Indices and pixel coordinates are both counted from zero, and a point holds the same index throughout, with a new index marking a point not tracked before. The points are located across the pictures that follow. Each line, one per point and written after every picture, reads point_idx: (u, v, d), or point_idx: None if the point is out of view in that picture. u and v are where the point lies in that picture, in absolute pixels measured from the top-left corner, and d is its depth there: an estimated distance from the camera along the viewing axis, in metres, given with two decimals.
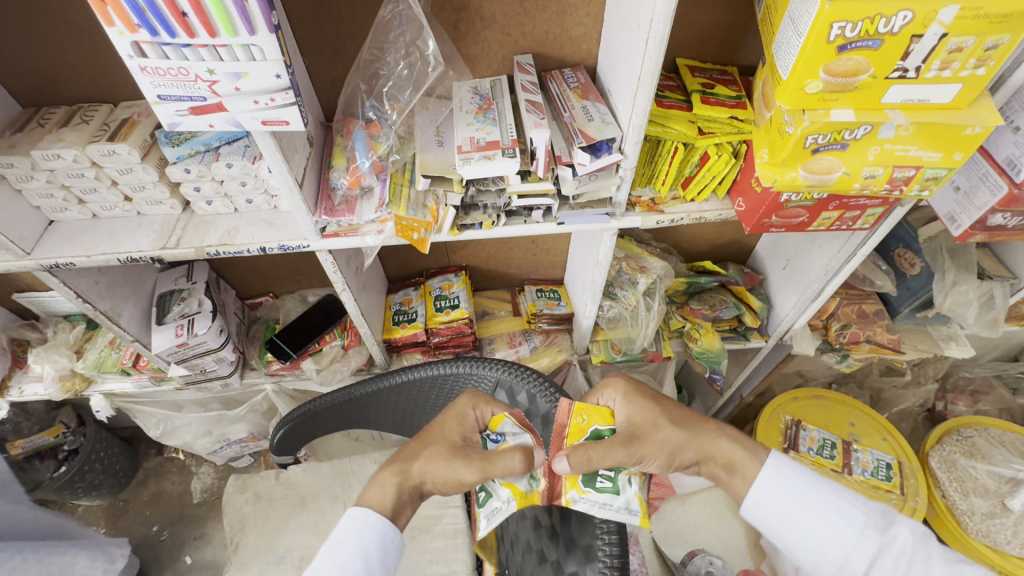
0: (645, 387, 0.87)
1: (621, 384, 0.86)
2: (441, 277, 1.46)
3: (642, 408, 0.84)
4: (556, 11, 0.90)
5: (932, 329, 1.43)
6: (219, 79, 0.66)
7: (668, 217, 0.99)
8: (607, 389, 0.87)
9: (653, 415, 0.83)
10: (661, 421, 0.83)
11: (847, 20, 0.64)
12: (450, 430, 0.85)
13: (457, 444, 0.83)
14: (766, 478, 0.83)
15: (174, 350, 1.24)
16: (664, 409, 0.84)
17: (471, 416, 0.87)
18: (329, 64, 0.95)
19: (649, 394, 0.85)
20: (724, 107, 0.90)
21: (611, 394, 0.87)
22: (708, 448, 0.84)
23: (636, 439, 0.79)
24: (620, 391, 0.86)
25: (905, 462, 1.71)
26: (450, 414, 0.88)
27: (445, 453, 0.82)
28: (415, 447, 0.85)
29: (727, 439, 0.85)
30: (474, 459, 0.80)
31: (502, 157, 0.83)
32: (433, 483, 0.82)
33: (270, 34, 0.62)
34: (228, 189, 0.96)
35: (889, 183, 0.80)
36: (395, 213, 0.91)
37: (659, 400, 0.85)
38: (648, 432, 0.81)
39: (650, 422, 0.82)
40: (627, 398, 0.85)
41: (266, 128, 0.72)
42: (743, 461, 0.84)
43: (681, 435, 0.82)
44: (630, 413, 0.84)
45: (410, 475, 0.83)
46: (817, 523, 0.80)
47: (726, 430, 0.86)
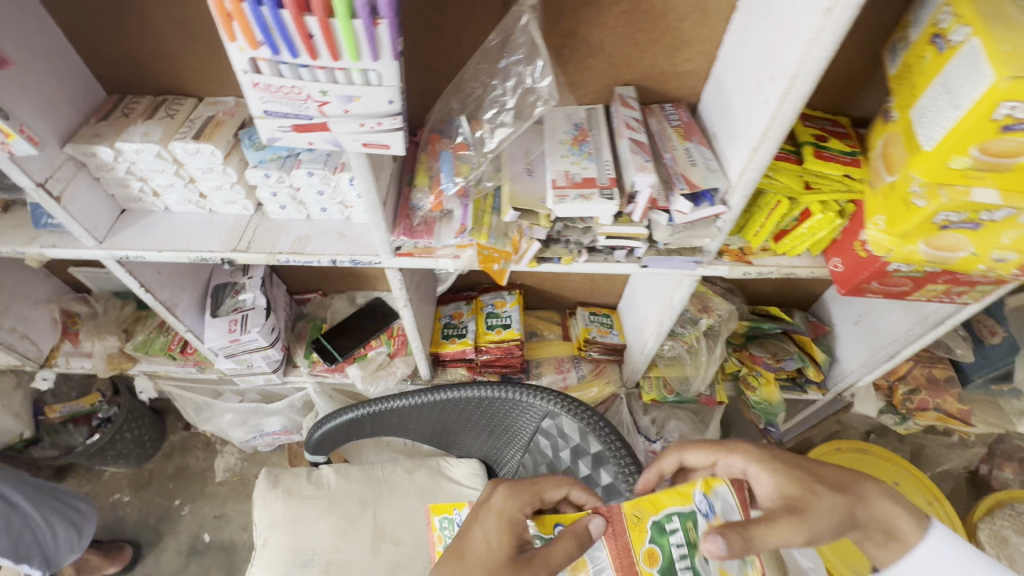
0: (779, 451, 0.74)
1: (751, 449, 0.73)
2: (494, 294, 1.43)
3: (790, 473, 0.70)
4: (667, 45, 0.84)
5: (1003, 402, 1.35)
6: (330, 100, 0.62)
7: (755, 269, 0.94)
8: (731, 454, 0.74)
9: (807, 483, 0.70)
10: (819, 488, 0.69)
11: (1020, 101, 0.57)
12: (500, 544, 0.67)
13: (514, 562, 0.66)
14: (933, 546, 0.73)
15: (225, 345, 1.23)
16: (810, 472, 0.71)
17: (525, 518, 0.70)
18: (422, 77, 0.90)
19: (794, 460, 0.72)
20: (838, 164, 0.84)
21: (741, 462, 0.74)
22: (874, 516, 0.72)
23: (801, 509, 0.66)
24: (752, 458, 0.73)
25: (950, 530, 1.60)
26: (491, 520, 0.70)
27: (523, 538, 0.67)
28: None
29: (892, 501, 0.73)
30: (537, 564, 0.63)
31: (599, 198, 0.79)
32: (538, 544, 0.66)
33: (393, 62, 0.58)
34: (303, 196, 0.94)
35: (1018, 268, 0.74)
36: (476, 241, 0.88)
37: (806, 464, 0.72)
38: (810, 503, 0.67)
39: (808, 490, 0.68)
40: (758, 462, 0.72)
41: (366, 149, 0.69)
42: (908, 528, 0.73)
43: (845, 501, 0.69)
44: (770, 479, 0.70)
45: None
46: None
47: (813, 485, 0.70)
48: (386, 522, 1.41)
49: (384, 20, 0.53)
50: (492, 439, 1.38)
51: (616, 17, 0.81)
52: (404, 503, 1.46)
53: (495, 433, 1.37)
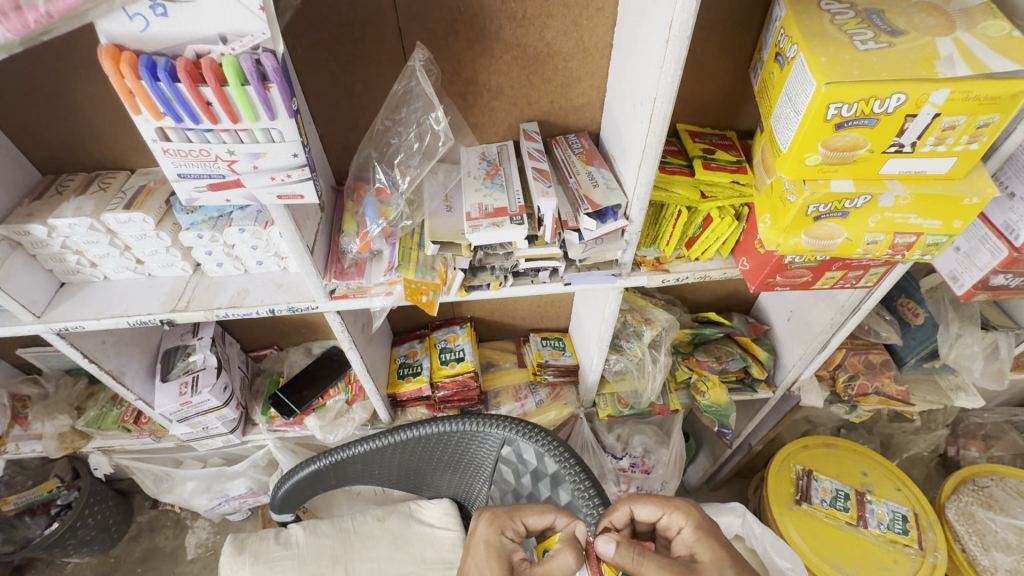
0: (717, 529, 0.78)
1: (694, 513, 0.79)
2: (446, 330, 1.46)
3: (709, 547, 0.75)
4: (560, 83, 0.93)
5: (940, 378, 1.42)
6: (238, 159, 0.68)
7: (673, 276, 1.00)
8: (675, 511, 0.79)
9: (721, 559, 0.73)
10: (729, 567, 0.72)
11: (843, 101, 0.65)
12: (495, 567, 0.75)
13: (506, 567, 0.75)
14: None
15: (177, 409, 1.23)
16: (734, 556, 0.74)
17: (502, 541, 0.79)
18: (341, 132, 0.97)
19: (722, 540, 0.76)
20: (725, 172, 0.92)
21: (679, 520, 0.79)
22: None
23: (695, 572, 0.71)
24: (692, 522, 0.78)
25: (921, 514, 1.58)
26: (483, 551, 0.78)
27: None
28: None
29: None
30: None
31: (510, 224, 0.85)
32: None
33: (289, 119, 0.64)
34: (238, 252, 0.98)
35: (890, 248, 0.81)
36: (404, 276, 0.92)
37: (731, 547, 0.76)
38: (709, 573, 0.71)
39: (716, 563, 0.72)
40: (695, 527, 0.77)
41: (281, 201, 0.74)
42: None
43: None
44: (693, 547, 0.75)
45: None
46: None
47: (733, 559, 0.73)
48: None
49: (273, 83, 0.60)
50: (456, 478, 1.37)
51: (508, 64, 0.90)
52: (376, 553, 1.43)
53: (459, 472, 1.36)
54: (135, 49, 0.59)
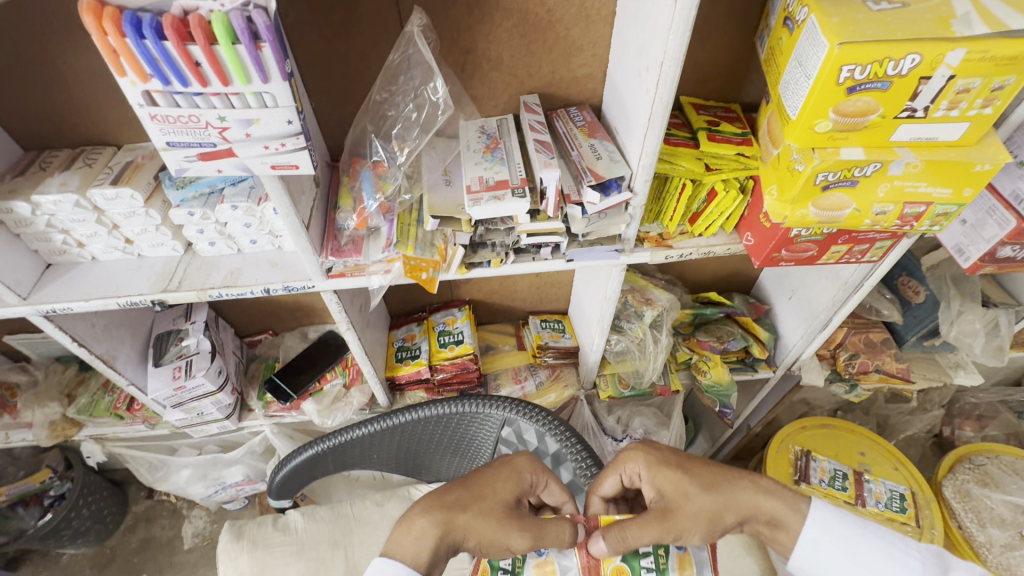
0: (666, 454, 0.84)
1: (643, 456, 0.83)
2: (444, 312, 1.44)
3: (667, 478, 0.81)
4: (561, 52, 0.91)
5: (939, 356, 1.42)
6: (229, 126, 0.65)
7: (676, 252, 0.99)
8: (628, 464, 0.84)
9: (682, 484, 0.80)
10: (691, 489, 0.79)
11: (857, 63, 0.64)
12: (506, 488, 0.80)
13: (510, 507, 0.78)
14: (811, 529, 0.79)
15: (171, 394, 1.20)
16: (691, 475, 0.80)
17: (527, 477, 0.82)
18: (336, 105, 0.95)
19: (673, 461, 0.83)
20: (730, 144, 0.90)
21: (634, 468, 0.83)
22: (750, 508, 0.80)
23: (669, 513, 0.77)
24: (644, 464, 0.82)
25: (918, 493, 1.59)
26: (506, 472, 0.83)
27: (497, 514, 0.76)
28: (462, 495, 0.78)
29: (768, 495, 0.81)
30: (528, 527, 0.76)
31: (512, 198, 0.83)
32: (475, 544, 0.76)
33: (283, 82, 0.61)
34: (231, 230, 0.95)
35: (899, 218, 0.80)
36: (403, 252, 0.90)
37: (684, 465, 0.82)
38: (679, 506, 0.78)
39: (680, 493, 0.79)
40: (650, 468, 0.82)
41: (275, 172, 0.71)
42: (789, 516, 0.80)
43: (715, 500, 0.78)
44: (657, 484, 0.81)
45: (455, 525, 0.75)
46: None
47: (701, 480, 0.80)
48: (359, 561, 1.37)
49: (266, 42, 0.57)
50: (455, 462, 1.36)
51: (508, 32, 0.87)
52: (376, 537, 1.42)
53: (459, 456, 1.35)
54: (118, 5, 0.56)
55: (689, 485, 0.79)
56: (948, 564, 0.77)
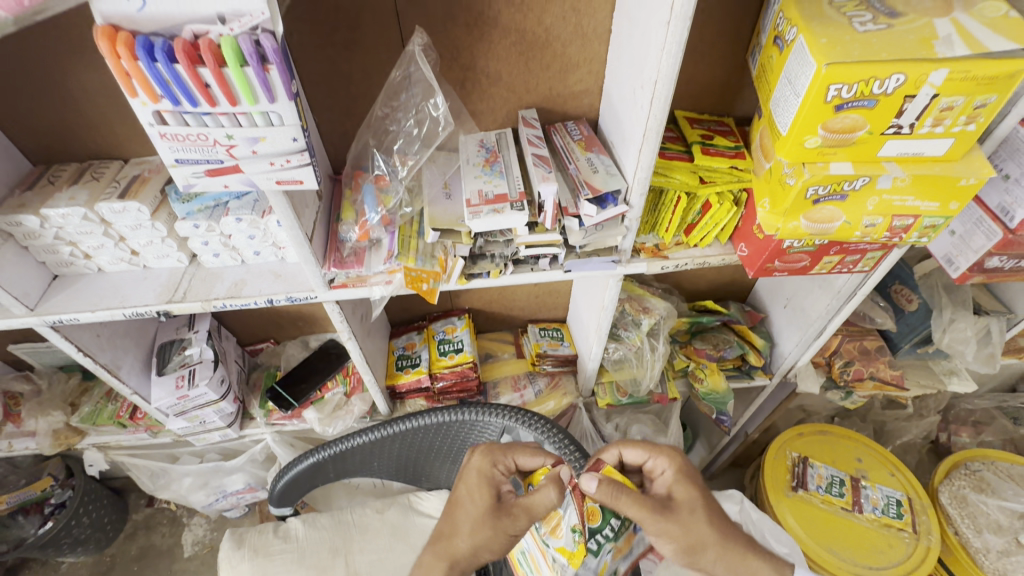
0: (695, 473, 0.83)
1: (678, 459, 0.83)
2: (444, 321, 1.46)
3: (687, 489, 0.80)
4: (559, 69, 0.93)
5: (933, 363, 1.44)
6: (236, 143, 0.67)
7: (672, 263, 1.01)
8: (661, 455, 0.83)
9: (695, 502, 0.79)
10: (699, 510, 0.78)
11: (844, 82, 0.66)
12: (483, 492, 0.82)
13: (500, 511, 0.80)
14: None
15: (174, 403, 1.22)
16: (708, 501, 0.79)
17: (495, 472, 0.85)
18: (339, 120, 0.97)
19: (699, 482, 0.81)
20: (724, 158, 0.93)
21: (664, 463, 0.83)
22: (741, 559, 0.78)
23: (668, 510, 0.76)
24: (674, 466, 0.82)
25: (914, 498, 1.61)
26: (472, 477, 0.84)
27: (486, 518, 0.79)
28: (453, 523, 0.81)
29: (767, 546, 0.81)
30: (518, 515, 0.78)
31: (510, 211, 0.85)
32: (488, 555, 0.79)
33: (289, 102, 0.63)
34: (235, 242, 0.97)
35: (888, 230, 0.82)
36: (404, 264, 0.92)
37: (708, 492, 0.81)
38: (681, 513, 0.77)
39: (690, 504, 0.78)
40: (678, 472, 0.82)
41: (280, 187, 0.73)
42: (782, 572, 0.81)
43: (716, 532, 0.77)
44: (672, 486, 0.81)
45: (456, 548, 0.79)
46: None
47: (711, 513, 0.78)
48: (360, 568, 1.38)
49: (273, 64, 0.60)
50: (455, 469, 1.37)
51: (506, 49, 0.89)
52: (376, 545, 1.43)
53: (458, 463, 1.36)
54: (130, 29, 0.58)
55: (701, 507, 0.78)
56: None
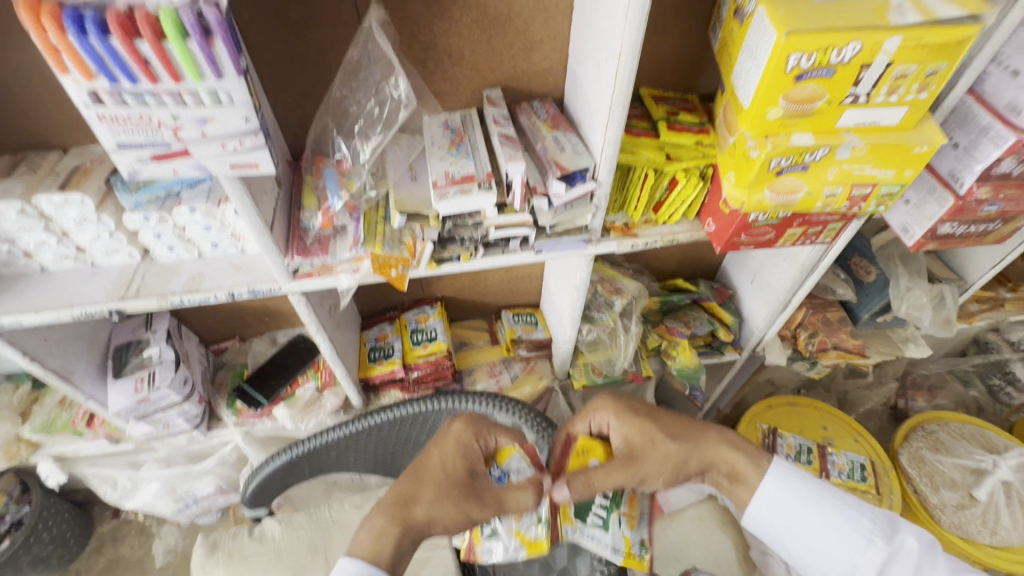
0: (635, 405, 0.91)
1: (611, 406, 0.90)
2: (416, 310, 1.44)
3: (634, 427, 0.87)
4: (522, 47, 0.91)
5: (891, 331, 1.50)
6: (184, 125, 0.63)
7: (642, 241, 1.01)
8: (599, 413, 0.91)
9: (650, 432, 0.87)
10: (660, 438, 0.86)
11: (802, 52, 0.66)
12: (457, 465, 0.82)
13: (465, 482, 0.81)
14: (769, 485, 0.85)
15: (133, 407, 1.16)
16: (658, 424, 0.87)
17: (475, 447, 0.85)
18: (296, 103, 0.93)
19: (641, 412, 0.89)
20: (689, 133, 0.94)
21: (604, 418, 0.90)
22: (710, 459, 0.88)
23: (635, 459, 0.83)
24: (614, 414, 0.89)
25: (877, 462, 1.68)
26: (450, 447, 0.85)
27: (452, 494, 0.79)
28: (415, 489, 0.80)
29: (727, 453, 0.88)
30: (487, 501, 0.80)
31: (478, 191, 0.83)
32: (440, 528, 0.78)
33: (238, 79, 0.60)
34: (191, 234, 0.92)
35: (848, 200, 0.84)
36: (371, 250, 0.89)
37: (653, 415, 0.89)
38: (646, 452, 0.85)
39: (648, 440, 0.85)
40: (619, 416, 0.89)
41: (235, 172, 0.69)
42: (748, 471, 0.87)
43: (680, 449, 0.86)
44: (625, 432, 0.87)
45: (414, 518, 0.78)
46: (825, 529, 0.82)
47: (671, 430, 0.87)
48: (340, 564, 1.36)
49: (218, 38, 0.56)
50: None
51: (467, 26, 0.87)
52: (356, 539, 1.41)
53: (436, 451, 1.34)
54: (56, 1, 0.53)
55: (662, 437, 0.86)
56: (896, 524, 0.82)
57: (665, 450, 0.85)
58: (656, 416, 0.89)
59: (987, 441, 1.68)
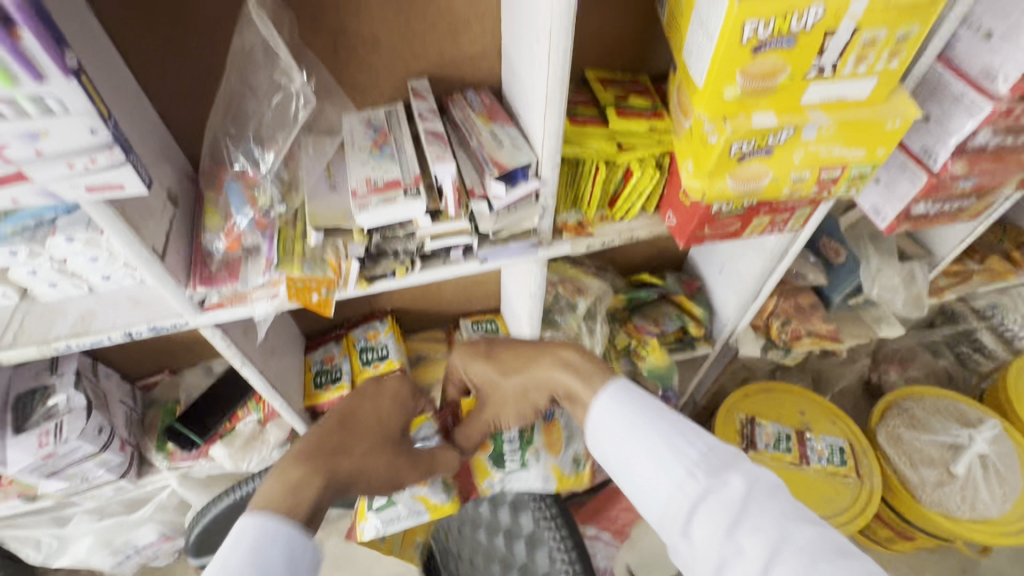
0: (477, 346, 0.94)
1: (457, 356, 0.96)
2: (365, 326, 1.32)
3: (477, 369, 0.95)
4: (447, 29, 0.80)
5: (864, 312, 1.44)
6: (8, 142, 0.50)
7: (598, 240, 0.92)
8: (452, 367, 0.99)
9: (490, 372, 0.93)
10: (501, 374, 0.90)
11: (759, 19, 0.57)
12: (390, 416, 0.87)
13: (393, 439, 0.86)
14: None
15: (38, 464, 1.02)
16: (494, 360, 0.92)
17: (409, 404, 0.92)
18: (189, 107, 0.80)
19: (484, 349, 0.93)
20: (641, 119, 0.84)
21: (457, 366, 0.97)
22: (547, 382, 0.86)
23: (488, 398, 0.95)
24: (461, 359, 0.96)
25: (856, 444, 1.65)
26: (388, 394, 0.90)
27: (378, 448, 0.82)
28: (342, 443, 0.78)
29: None
30: (414, 458, 0.89)
31: (404, 199, 0.72)
32: (366, 483, 0.79)
33: (67, 81, 0.47)
34: (73, 268, 0.78)
35: (817, 184, 0.76)
36: (287, 273, 0.77)
37: (493, 352, 0.93)
38: (494, 390, 0.94)
39: (490, 380, 0.94)
40: (469, 362, 0.94)
41: (93, 195, 0.57)
42: None
43: (518, 380, 0.89)
44: (473, 374, 0.96)
45: (341, 471, 0.75)
46: (647, 458, 0.70)
47: (506, 363, 0.90)
48: None
49: (25, 29, 0.43)
50: None
51: (380, 8, 0.75)
52: None
53: None
54: None
55: (492, 373, 0.93)
56: None
57: (501, 385, 0.92)
58: (494, 348, 0.93)
59: (961, 414, 1.66)
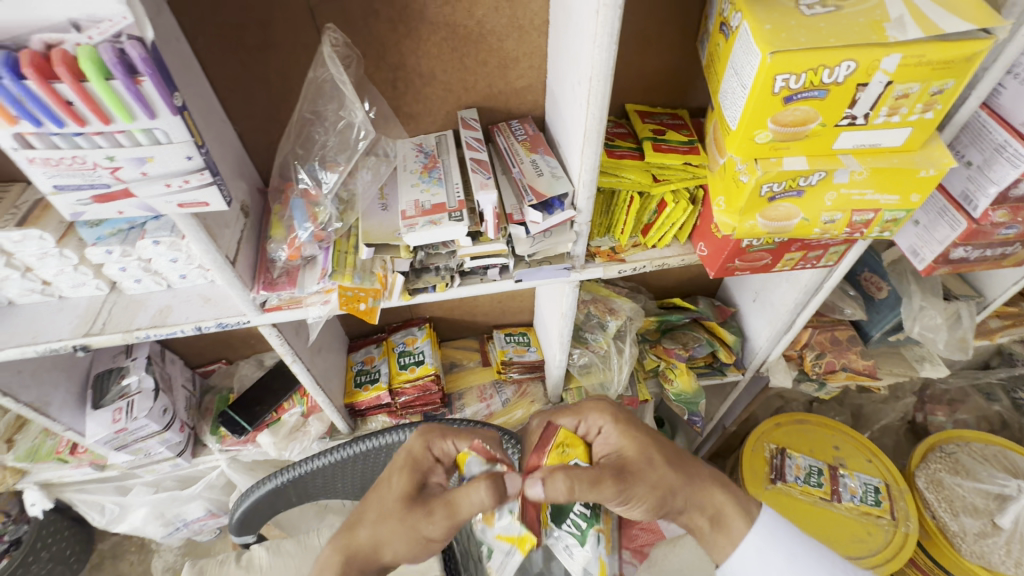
0: (629, 417, 0.82)
1: (608, 412, 0.81)
2: (404, 331, 1.40)
3: (631, 439, 0.79)
4: (497, 65, 0.86)
5: (905, 350, 1.42)
6: (121, 165, 0.60)
7: (629, 266, 0.95)
8: (593, 414, 0.82)
9: (645, 450, 0.79)
10: (655, 458, 0.79)
11: (791, 72, 0.60)
12: (403, 482, 0.77)
13: (414, 497, 0.76)
14: None
15: (111, 437, 1.13)
16: (655, 444, 0.80)
17: (429, 458, 0.81)
18: (263, 129, 0.89)
19: (640, 426, 0.82)
20: (676, 153, 0.87)
21: (598, 421, 0.81)
22: (704, 497, 0.81)
23: (627, 476, 0.75)
24: (610, 419, 0.81)
25: (892, 485, 1.58)
26: (400, 461, 0.80)
27: (397, 511, 0.75)
28: (358, 512, 0.78)
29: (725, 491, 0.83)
30: (434, 508, 0.73)
31: (448, 221, 0.78)
32: (389, 552, 0.75)
33: (173, 117, 0.56)
34: (157, 267, 0.89)
35: (848, 226, 0.78)
36: (340, 283, 0.85)
37: (649, 434, 0.82)
38: (640, 470, 0.76)
39: (644, 457, 0.78)
40: (614, 424, 0.80)
41: (184, 210, 0.66)
42: None
43: (676, 476, 0.79)
44: (620, 445, 0.79)
45: (357, 542, 0.76)
46: None
47: (668, 455, 0.80)
48: None
49: (144, 76, 0.52)
50: None
51: (437, 46, 0.83)
52: None
53: None
54: None
55: (646, 454, 0.78)
56: None
57: (649, 475, 0.77)
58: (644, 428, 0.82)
59: (1011, 463, 1.58)
